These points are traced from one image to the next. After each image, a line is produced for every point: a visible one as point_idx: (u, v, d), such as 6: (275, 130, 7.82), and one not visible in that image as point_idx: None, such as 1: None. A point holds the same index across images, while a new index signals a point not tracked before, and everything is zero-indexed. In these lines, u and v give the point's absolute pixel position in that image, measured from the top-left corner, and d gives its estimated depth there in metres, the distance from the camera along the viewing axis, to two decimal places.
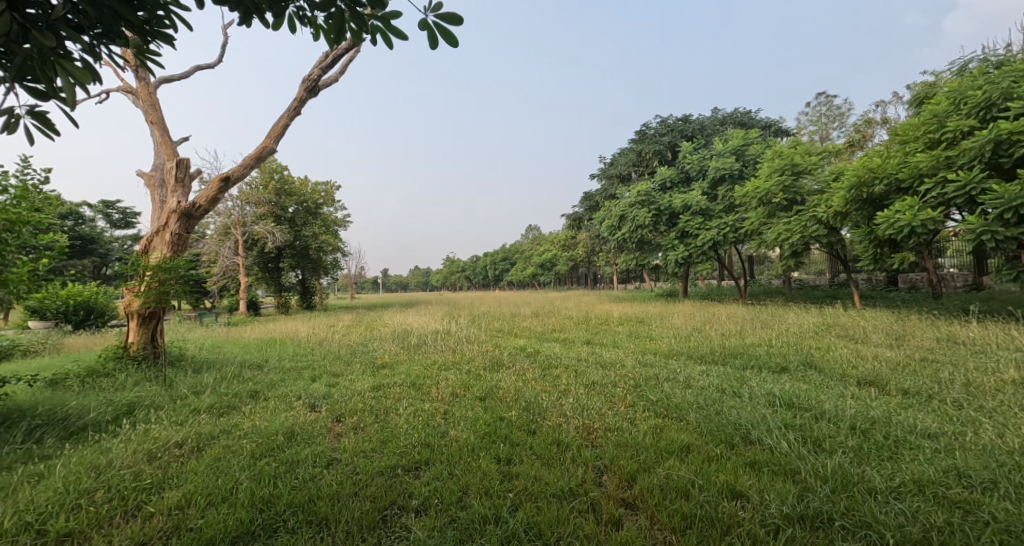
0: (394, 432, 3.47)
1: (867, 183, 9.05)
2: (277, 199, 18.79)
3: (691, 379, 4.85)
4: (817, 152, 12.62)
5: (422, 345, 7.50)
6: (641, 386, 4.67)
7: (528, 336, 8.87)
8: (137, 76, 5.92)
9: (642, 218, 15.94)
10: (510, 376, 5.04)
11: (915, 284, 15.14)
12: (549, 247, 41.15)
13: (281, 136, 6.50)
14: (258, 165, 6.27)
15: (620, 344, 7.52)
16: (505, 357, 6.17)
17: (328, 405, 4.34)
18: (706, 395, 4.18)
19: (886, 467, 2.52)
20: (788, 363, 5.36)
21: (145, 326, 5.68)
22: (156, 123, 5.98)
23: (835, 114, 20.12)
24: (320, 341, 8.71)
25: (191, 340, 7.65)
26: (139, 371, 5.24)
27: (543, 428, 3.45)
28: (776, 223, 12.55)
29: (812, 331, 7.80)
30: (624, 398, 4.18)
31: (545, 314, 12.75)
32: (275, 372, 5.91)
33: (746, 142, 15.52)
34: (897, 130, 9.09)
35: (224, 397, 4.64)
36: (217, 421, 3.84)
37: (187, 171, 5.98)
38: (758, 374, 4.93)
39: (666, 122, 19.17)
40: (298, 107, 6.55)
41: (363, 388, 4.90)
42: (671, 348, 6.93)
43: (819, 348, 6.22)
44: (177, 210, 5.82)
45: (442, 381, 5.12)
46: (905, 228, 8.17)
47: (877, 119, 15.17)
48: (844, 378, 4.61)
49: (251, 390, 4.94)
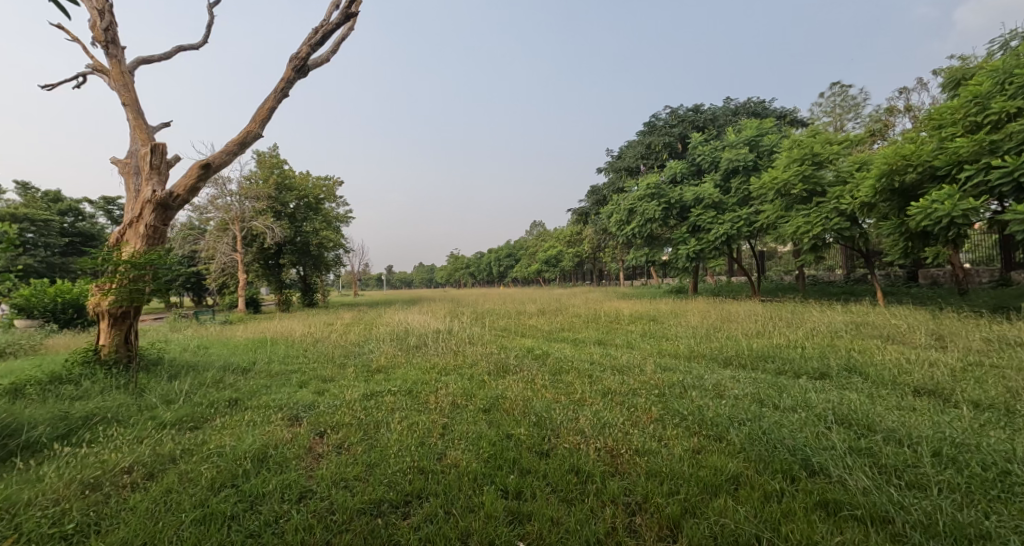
0: (385, 455, 2.96)
1: (899, 171, 8.40)
2: (276, 194, 18.31)
3: (721, 388, 4.31)
4: (838, 141, 11.97)
5: (421, 346, 6.96)
6: (666, 394, 4.14)
7: (535, 337, 8.32)
8: (107, 53, 5.39)
9: (652, 211, 15.30)
10: (518, 384, 4.53)
11: (937, 279, 14.48)
12: (555, 243, 40.50)
13: (266, 120, 5.97)
14: (241, 151, 5.76)
15: (635, 346, 6.95)
16: (511, 360, 5.64)
17: (312, 418, 3.82)
18: (743, 407, 3.65)
19: (1001, 515, 2.01)
20: (827, 368, 4.79)
21: (117, 327, 5.16)
22: (130, 104, 5.47)
23: (850, 105, 19.40)
24: (315, 341, 8.21)
25: (176, 340, 7.15)
26: (107, 377, 4.75)
27: (557, 450, 2.93)
28: (794, 216, 11.95)
29: (843, 331, 7.18)
30: (648, 410, 3.65)
31: (552, 311, 12.21)
32: (261, 377, 5.41)
33: (761, 132, 14.81)
34: (933, 114, 8.46)
35: (197, 408, 4.15)
36: (183, 437, 3.35)
37: (163, 157, 5.46)
38: (797, 381, 4.37)
39: (676, 113, 18.49)
40: (285, 88, 6.02)
41: (353, 397, 4.39)
42: (691, 350, 6.37)
43: (857, 350, 5.64)
44: (152, 201, 5.30)
45: (442, 388, 4.58)
46: (943, 219, 7.57)
47: (899, 108, 14.50)
48: (897, 386, 4.05)
49: (229, 398, 4.44)
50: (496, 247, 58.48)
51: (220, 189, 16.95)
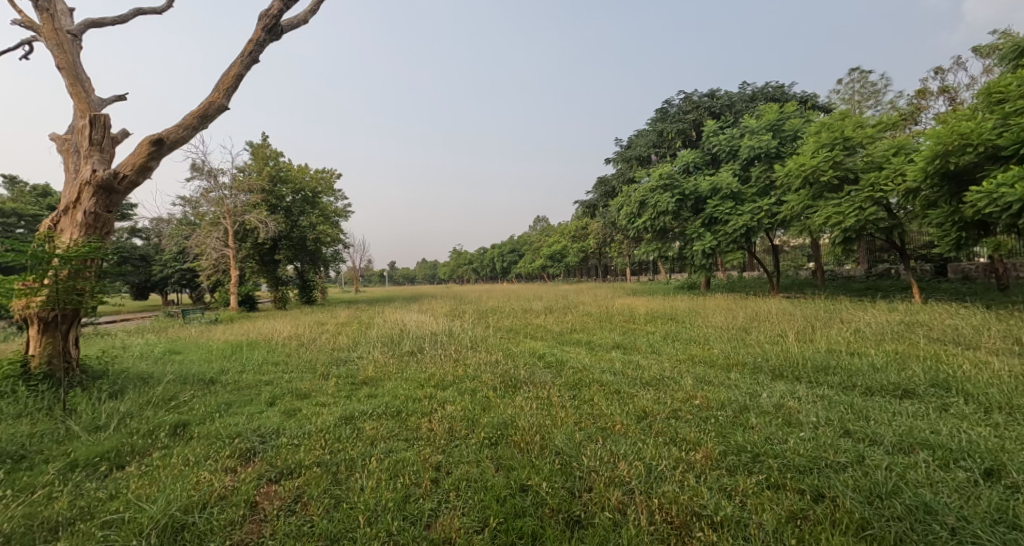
0: (370, 526, 2.22)
1: (955, 152, 7.46)
2: (271, 186, 17.52)
3: (787, 412, 3.44)
4: (871, 125, 10.99)
5: (417, 353, 6.08)
6: (721, 420, 3.30)
7: (544, 339, 7.45)
8: (37, 6, 4.54)
9: (665, 203, 14.32)
10: (531, 406, 3.66)
11: (968, 274, 13.51)
12: (560, 238, 39.50)
13: (233, 89, 5.09)
14: (202, 125, 4.90)
15: (662, 351, 6.05)
16: (521, 372, 4.75)
17: (267, 455, 2.98)
18: (829, 439, 2.82)
19: None
20: (908, 382, 3.91)
21: (49, 334, 4.30)
22: (65, 68, 4.60)
23: (870, 91, 18.35)
24: (301, 344, 7.38)
25: (138, 345, 6.29)
26: (31, 396, 3.90)
27: (598, 520, 2.16)
28: (823, 205, 10.99)
29: (897, 333, 6.28)
30: (704, 445, 2.83)
31: (561, 309, 11.34)
32: (224, 392, 4.56)
33: (784, 117, 13.74)
34: (992, 87, 7.49)
35: (128, 438, 3.30)
36: (84, 486, 2.53)
37: (107, 132, 4.60)
38: (879, 402, 3.52)
39: (690, 99, 17.46)
40: (254, 52, 5.14)
41: (327, 422, 3.54)
42: (729, 357, 5.46)
43: (929, 357, 4.76)
44: (92, 182, 4.43)
45: (438, 410, 3.71)
46: (1013, 204, 6.67)
47: (932, 90, 13.48)
48: (1014, 411, 3.21)
49: (174, 423, 3.59)
50: (499, 244, 57.60)
51: (214, 182, 16.12)
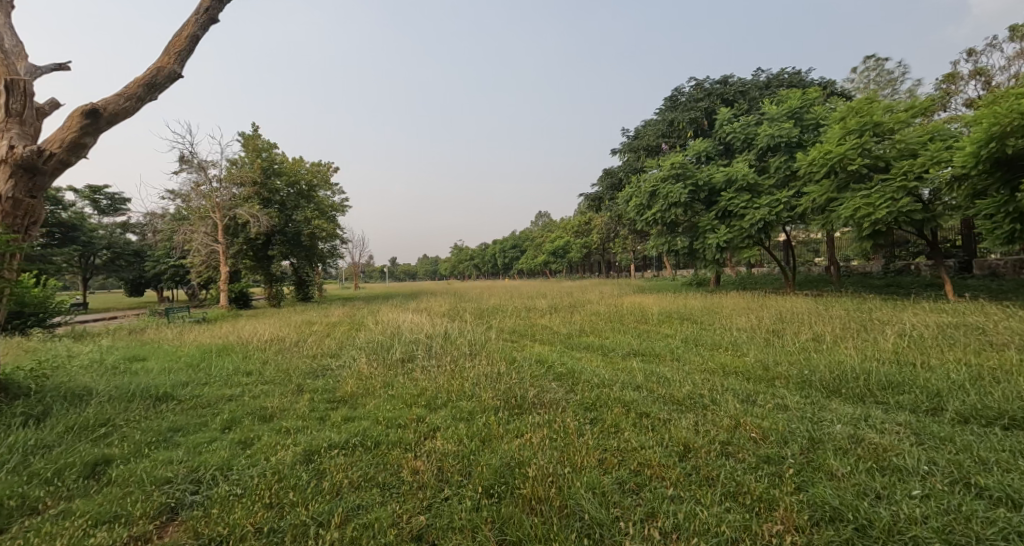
0: None
1: (1014, 133, 6.63)
2: (262, 179, 16.77)
3: (872, 445, 2.70)
4: (904, 108, 10.11)
5: (408, 361, 5.35)
6: (792, 460, 2.55)
7: (550, 344, 6.68)
8: None
9: (678, 194, 13.44)
10: (542, 439, 2.88)
11: (996, 270, 12.68)
12: (562, 234, 38.86)
13: (185, 52, 4.29)
14: (148, 95, 4.09)
15: (687, 359, 5.32)
16: (527, 388, 3.98)
17: (196, 515, 2.25)
18: (955, 500, 2.11)
19: None
20: (1013, 408, 3.16)
21: None
22: None
23: (887, 79, 17.42)
24: (281, 349, 6.63)
25: (89, 354, 5.49)
26: None
27: None
28: (849, 196, 10.15)
29: (952, 337, 5.51)
30: (783, 507, 2.11)
31: (567, 308, 10.60)
32: (173, 413, 3.79)
33: (806, 103, 12.86)
34: None
35: (19, 486, 2.52)
36: None
37: (26, 100, 3.81)
38: (990, 437, 2.76)
39: (701, 86, 16.60)
40: (211, 9, 4.36)
41: (284, 460, 2.78)
42: (766, 367, 4.69)
43: (1011, 371, 3.99)
44: (9, 160, 3.65)
45: (426, 442, 2.96)
46: None
47: (961, 74, 12.59)
48: None
49: (91, 461, 2.82)
50: (500, 240, 56.93)
51: (203, 174, 15.27)
